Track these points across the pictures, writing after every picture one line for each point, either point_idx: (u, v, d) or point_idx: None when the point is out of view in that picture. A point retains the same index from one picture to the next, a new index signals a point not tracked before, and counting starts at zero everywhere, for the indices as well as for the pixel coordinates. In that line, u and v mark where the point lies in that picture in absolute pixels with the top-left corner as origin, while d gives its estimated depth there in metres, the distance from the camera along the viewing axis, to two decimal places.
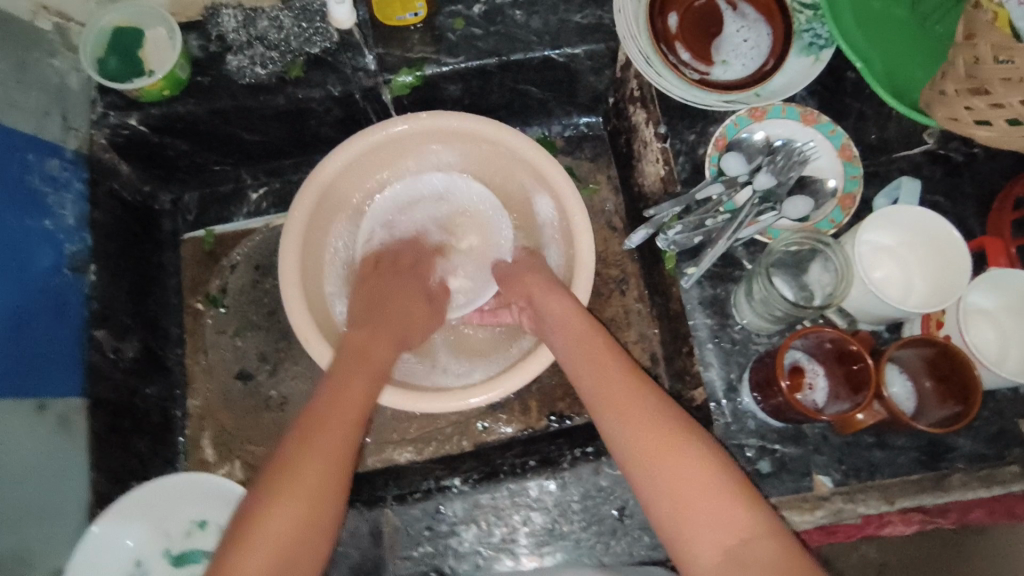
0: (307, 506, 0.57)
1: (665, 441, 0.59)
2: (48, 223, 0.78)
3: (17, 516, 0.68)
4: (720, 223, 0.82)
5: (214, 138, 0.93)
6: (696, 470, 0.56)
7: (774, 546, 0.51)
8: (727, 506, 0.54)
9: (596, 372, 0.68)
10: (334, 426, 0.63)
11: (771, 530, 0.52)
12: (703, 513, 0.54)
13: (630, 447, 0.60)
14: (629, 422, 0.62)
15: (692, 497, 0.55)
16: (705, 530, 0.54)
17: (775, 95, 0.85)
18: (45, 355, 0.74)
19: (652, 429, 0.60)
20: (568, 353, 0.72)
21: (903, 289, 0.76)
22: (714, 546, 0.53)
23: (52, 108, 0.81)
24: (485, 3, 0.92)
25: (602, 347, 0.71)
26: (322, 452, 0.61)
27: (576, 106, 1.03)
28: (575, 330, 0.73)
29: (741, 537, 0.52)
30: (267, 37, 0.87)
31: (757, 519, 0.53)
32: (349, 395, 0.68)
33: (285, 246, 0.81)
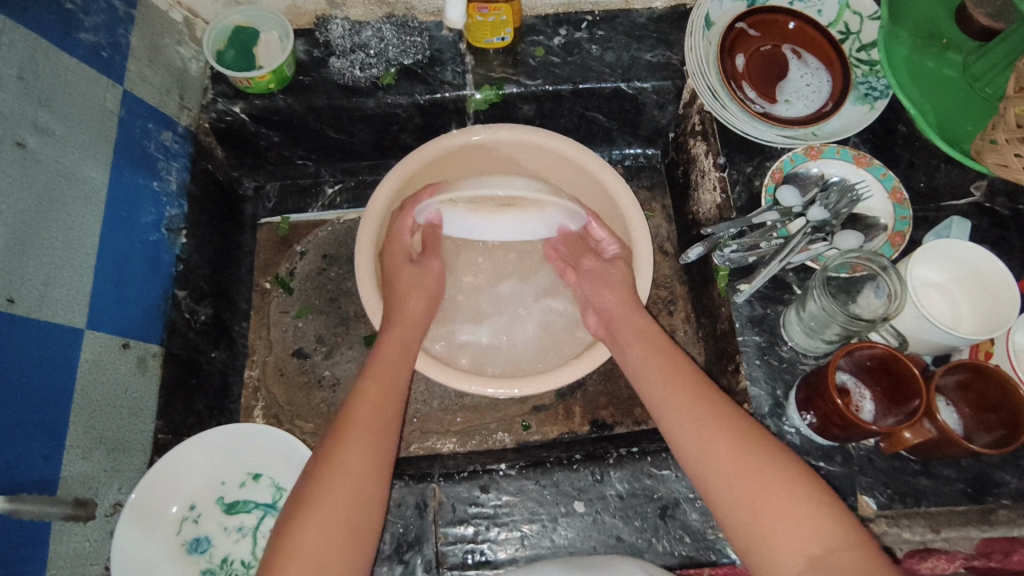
0: (342, 511, 0.61)
1: (752, 458, 0.62)
2: (155, 184, 0.85)
3: (92, 444, 0.71)
4: (773, 246, 0.87)
5: (304, 133, 1.02)
6: (771, 482, 0.60)
7: (864, 558, 0.55)
8: (810, 514, 0.57)
9: (665, 385, 0.72)
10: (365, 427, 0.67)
11: (855, 540, 0.56)
12: (789, 524, 0.57)
13: (702, 462, 0.64)
14: (701, 440, 0.65)
15: (773, 509, 0.59)
16: (784, 537, 0.57)
17: (831, 135, 0.91)
18: (136, 302, 0.80)
19: (721, 443, 0.64)
20: (645, 376, 0.74)
21: (952, 318, 0.79)
22: (796, 556, 0.56)
23: (173, 89, 0.90)
24: (565, 36, 1.01)
25: (672, 364, 0.74)
26: (359, 455, 0.65)
27: (637, 137, 1.11)
28: (669, 362, 0.74)
29: (825, 547, 0.56)
30: (369, 45, 0.98)
31: (839, 529, 0.57)
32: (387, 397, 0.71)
33: (366, 221, 0.87)
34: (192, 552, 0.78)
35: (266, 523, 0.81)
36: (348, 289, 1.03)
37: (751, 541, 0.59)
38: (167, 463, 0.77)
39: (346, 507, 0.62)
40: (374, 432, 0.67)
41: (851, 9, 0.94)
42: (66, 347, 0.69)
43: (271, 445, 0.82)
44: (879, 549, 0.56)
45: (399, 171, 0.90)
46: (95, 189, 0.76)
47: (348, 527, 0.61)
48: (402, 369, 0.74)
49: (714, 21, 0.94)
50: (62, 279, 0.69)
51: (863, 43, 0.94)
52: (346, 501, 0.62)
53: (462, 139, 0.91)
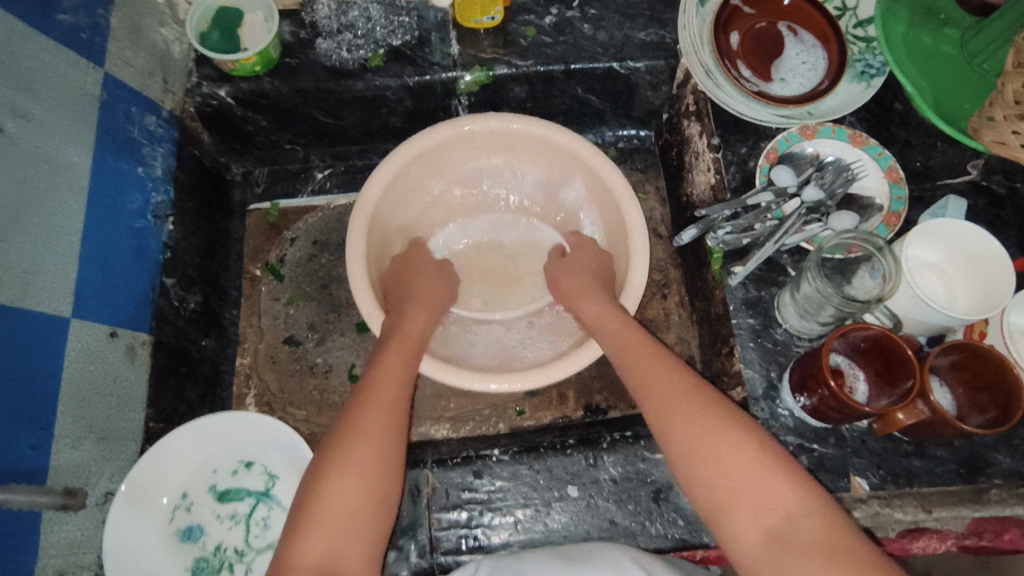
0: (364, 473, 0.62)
1: (707, 430, 0.61)
2: (140, 170, 0.84)
3: (82, 434, 0.71)
4: (767, 227, 0.86)
5: (292, 117, 1.00)
6: (737, 453, 0.59)
7: (824, 526, 0.54)
8: (772, 484, 0.57)
9: (642, 360, 0.71)
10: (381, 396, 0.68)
11: (818, 509, 0.56)
12: (750, 497, 0.57)
13: (672, 434, 0.64)
14: (672, 410, 0.65)
15: (738, 480, 0.58)
16: (749, 508, 0.57)
17: (825, 116, 0.90)
18: (123, 290, 0.78)
19: (692, 414, 0.63)
20: (622, 356, 0.74)
21: (947, 299, 0.78)
22: (757, 527, 0.56)
23: (157, 72, 0.89)
24: (556, 15, 0.99)
25: (643, 339, 0.74)
26: (373, 423, 0.66)
27: (631, 119, 1.09)
28: (638, 343, 0.73)
29: (786, 517, 0.56)
30: (356, 26, 0.96)
31: (803, 499, 0.56)
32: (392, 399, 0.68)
33: (357, 223, 0.84)
34: (184, 540, 0.78)
35: (259, 510, 0.81)
36: (339, 275, 1.02)
37: (717, 512, 0.59)
38: (156, 452, 0.76)
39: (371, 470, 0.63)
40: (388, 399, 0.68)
41: None
42: (52, 336, 0.68)
43: (263, 432, 0.82)
44: (843, 517, 0.56)
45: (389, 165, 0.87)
46: (78, 174, 0.74)
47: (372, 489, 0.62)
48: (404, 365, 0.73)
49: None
50: (46, 267, 0.68)
51: (859, 19, 0.92)
52: (370, 462, 0.63)
53: (454, 129, 0.89)
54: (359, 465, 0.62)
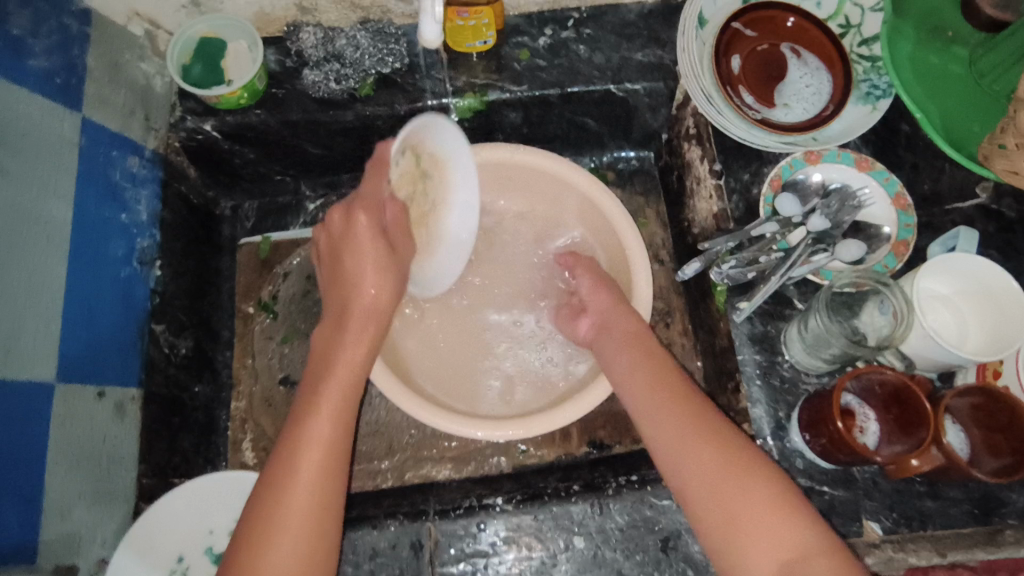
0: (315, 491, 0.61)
1: (722, 469, 0.61)
2: (124, 216, 0.81)
3: (71, 501, 0.69)
4: (773, 260, 0.83)
5: (280, 149, 0.97)
6: (749, 490, 0.60)
7: (833, 565, 0.55)
8: (783, 521, 0.57)
9: (648, 386, 0.70)
10: (333, 403, 0.65)
11: (828, 547, 0.56)
12: (761, 534, 0.57)
13: (683, 466, 0.63)
14: (682, 441, 0.65)
15: (749, 516, 0.58)
16: (761, 546, 0.57)
17: (831, 140, 0.86)
18: (111, 345, 0.76)
19: (703, 448, 0.63)
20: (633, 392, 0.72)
21: (958, 337, 0.76)
22: (769, 564, 0.56)
23: (138, 110, 0.85)
24: (550, 36, 0.96)
25: (653, 363, 0.73)
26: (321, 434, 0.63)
27: (629, 141, 1.06)
28: (655, 377, 0.71)
29: (797, 555, 0.56)
30: (344, 54, 0.91)
31: (811, 535, 0.57)
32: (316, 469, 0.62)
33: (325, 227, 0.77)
34: None
35: None
36: None
37: (726, 548, 0.59)
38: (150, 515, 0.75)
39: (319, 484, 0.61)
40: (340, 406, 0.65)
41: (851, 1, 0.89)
42: (37, 404, 0.66)
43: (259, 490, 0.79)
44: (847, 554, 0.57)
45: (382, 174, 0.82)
46: (59, 229, 0.71)
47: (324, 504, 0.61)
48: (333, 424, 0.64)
49: (708, 19, 0.88)
50: (27, 331, 0.65)
51: (863, 37, 0.88)
52: (321, 476, 0.62)
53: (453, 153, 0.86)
54: (306, 481, 0.61)
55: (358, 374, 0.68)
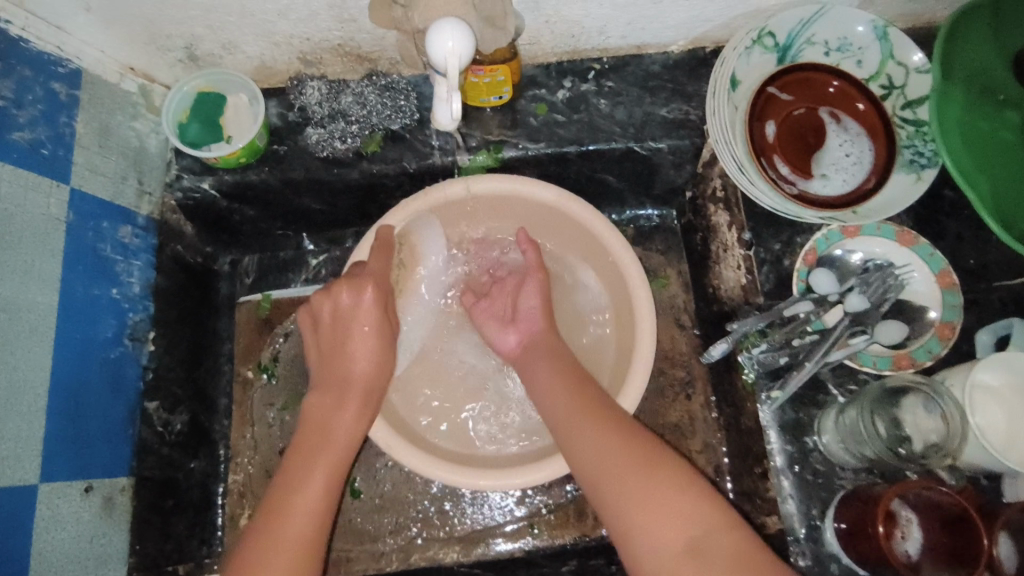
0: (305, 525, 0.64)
1: (629, 455, 0.61)
2: (114, 291, 0.76)
3: None
4: (806, 342, 0.78)
5: (281, 206, 0.92)
6: (654, 479, 0.59)
7: (733, 538, 0.56)
8: (684, 501, 0.58)
9: (557, 393, 0.70)
10: (325, 445, 0.69)
11: (727, 524, 0.56)
12: (665, 517, 0.57)
13: (590, 461, 0.63)
14: (586, 438, 0.65)
15: (653, 500, 0.58)
16: (664, 529, 0.57)
17: (875, 214, 0.79)
18: (98, 433, 0.71)
19: (609, 444, 0.63)
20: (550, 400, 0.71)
21: (1009, 439, 0.70)
22: (673, 544, 0.56)
23: (131, 173, 0.81)
24: (569, 89, 0.90)
25: (566, 366, 0.73)
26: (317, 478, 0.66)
27: (651, 197, 1.00)
28: (564, 384, 0.71)
29: (698, 532, 0.56)
30: (349, 112, 0.86)
31: (713, 513, 0.57)
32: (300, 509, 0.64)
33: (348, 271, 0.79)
34: None
35: None
36: None
37: (629, 535, 0.58)
38: None
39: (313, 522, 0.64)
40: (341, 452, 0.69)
41: (894, 60, 0.82)
42: (17, 511, 0.61)
43: None
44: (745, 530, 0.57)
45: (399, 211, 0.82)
46: (43, 315, 0.67)
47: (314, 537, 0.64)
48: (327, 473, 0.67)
49: (740, 79, 0.82)
50: (7, 432, 0.61)
51: (908, 99, 0.82)
52: (311, 512, 0.64)
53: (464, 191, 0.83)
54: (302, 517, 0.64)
55: (356, 432, 0.71)
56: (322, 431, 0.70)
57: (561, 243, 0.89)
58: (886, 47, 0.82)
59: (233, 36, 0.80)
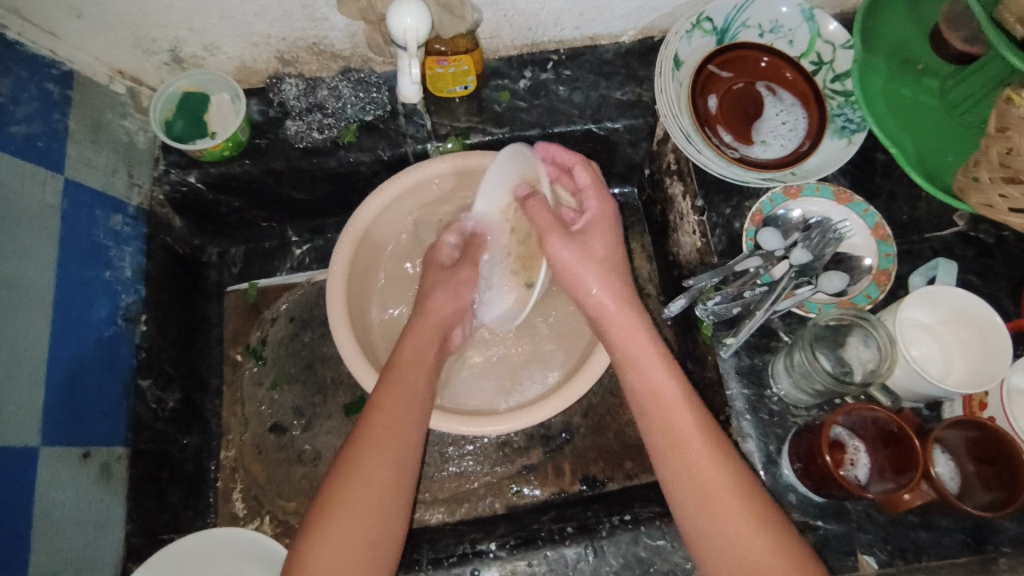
0: (364, 510, 0.63)
1: (726, 502, 0.61)
2: (108, 275, 0.81)
3: (56, 567, 0.69)
4: (757, 294, 0.84)
5: (265, 197, 0.98)
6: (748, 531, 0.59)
7: None
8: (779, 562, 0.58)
9: (657, 399, 0.68)
10: (388, 426, 0.69)
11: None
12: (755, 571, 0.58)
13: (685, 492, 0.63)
14: (684, 465, 0.64)
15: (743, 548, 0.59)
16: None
17: (810, 175, 0.88)
18: (95, 405, 0.76)
19: (708, 483, 0.62)
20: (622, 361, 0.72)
21: (942, 367, 0.77)
22: None
23: (121, 167, 0.86)
24: (530, 78, 0.97)
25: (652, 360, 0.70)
26: (379, 458, 0.66)
27: (613, 176, 1.07)
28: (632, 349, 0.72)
29: None
30: (325, 105, 0.92)
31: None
32: (390, 433, 0.68)
33: (336, 258, 0.84)
34: None
35: None
36: (324, 355, 0.99)
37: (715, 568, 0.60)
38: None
39: (371, 500, 0.64)
40: (404, 428, 0.69)
41: (822, 39, 0.91)
42: (19, 472, 0.66)
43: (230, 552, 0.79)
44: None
45: (383, 192, 0.88)
46: (41, 293, 0.71)
47: (375, 525, 0.63)
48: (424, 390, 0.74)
49: (684, 60, 0.90)
50: (8, 398, 0.65)
51: (835, 74, 0.91)
52: (373, 491, 0.64)
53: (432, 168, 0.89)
54: (355, 499, 0.63)
55: (409, 417, 0.71)
56: (385, 417, 0.69)
57: None
58: (814, 27, 0.91)
59: (214, 37, 0.86)
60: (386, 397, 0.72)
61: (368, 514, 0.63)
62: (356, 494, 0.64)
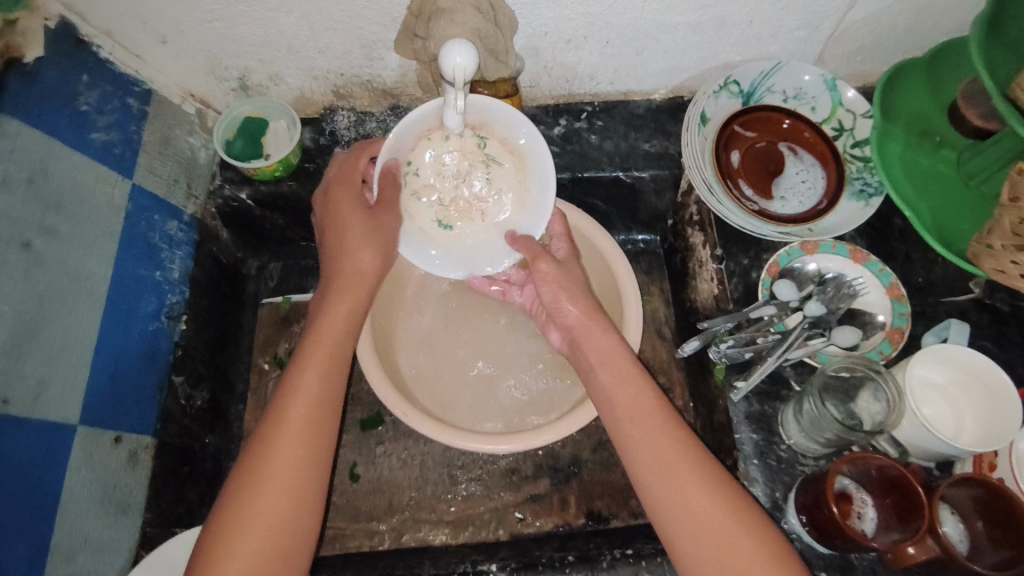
0: (277, 509, 0.62)
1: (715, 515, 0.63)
2: (158, 274, 0.87)
3: (76, 544, 0.71)
4: (770, 342, 0.86)
5: (307, 216, 1.04)
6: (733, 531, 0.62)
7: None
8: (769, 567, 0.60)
9: (636, 415, 0.69)
10: (298, 415, 0.66)
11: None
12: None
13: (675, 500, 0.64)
14: (670, 476, 0.65)
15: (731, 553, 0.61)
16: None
17: (828, 231, 0.91)
18: (131, 394, 0.80)
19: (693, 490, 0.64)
20: (604, 385, 0.73)
21: (954, 425, 0.77)
22: None
23: (183, 179, 0.94)
24: (564, 126, 1.04)
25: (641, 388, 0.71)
26: (289, 453, 0.64)
27: (636, 222, 1.12)
28: (614, 366, 0.73)
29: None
30: (373, 136, 1.02)
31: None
32: (298, 430, 0.66)
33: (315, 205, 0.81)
34: None
35: None
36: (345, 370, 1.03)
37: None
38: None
39: (286, 499, 0.63)
40: (309, 413, 0.66)
41: (843, 107, 0.96)
42: (58, 446, 0.70)
43: None
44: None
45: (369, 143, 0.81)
46: (98, 284, 0.77)
47: (294, 520, 0.63)
48: (323, 371, 0.69)
49: (710, 117, 0.95)
50: (57, 376, 0.70)
51: (856, 140, 0.95)
52: (286, 490, 0.63)
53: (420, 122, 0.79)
54: (271, 497, 0.62)
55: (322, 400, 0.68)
56: (298, 402, 0.67)
57: None
58: (836, 96, 0.96)
59: (280, 69, 0.94)
60: (297, 379, 0.68)
61: (279, 514, 0.62)
62: (264, 494, 0.62)
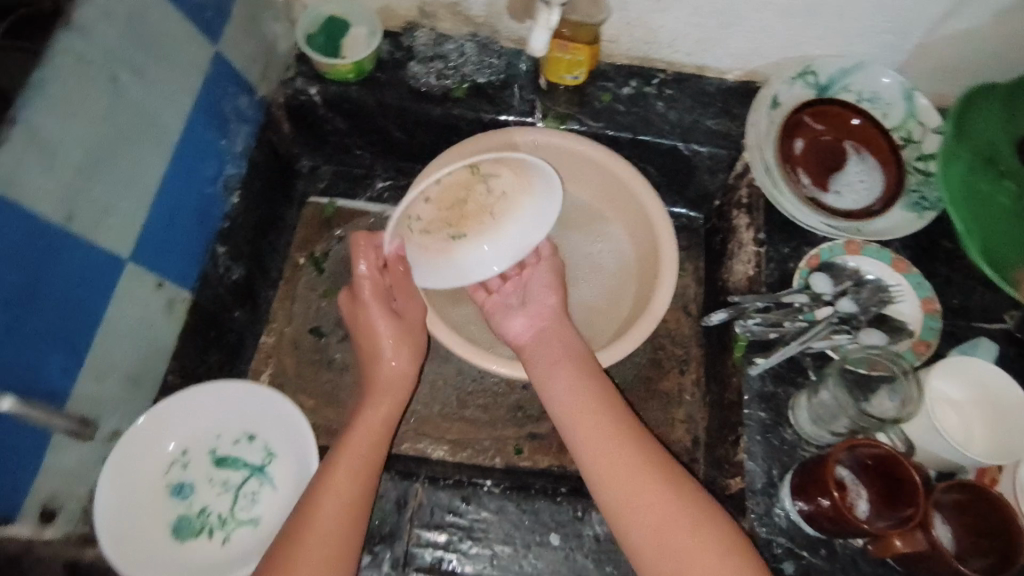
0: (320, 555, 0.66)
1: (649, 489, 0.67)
2: (222, 143, 0.90)
3: (107, 371, 0.75)
4: (796, 327, 0.87)
5: (368, 126, 1.06)
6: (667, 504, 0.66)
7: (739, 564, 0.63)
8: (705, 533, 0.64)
9: (580, 408, 0.74)
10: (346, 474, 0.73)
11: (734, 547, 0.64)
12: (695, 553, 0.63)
13: (613, 484, 0.68)
14: (609, 465, 0.69)
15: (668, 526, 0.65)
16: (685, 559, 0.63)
17: (874, 234, 0.92)
18: (179, 247, 0.83)
19: (632, 467, 0.69)
20: (569, 418, 0.75)
21: (965, 436, 0.77)
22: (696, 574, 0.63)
23: (260, 61, 0.96)
24: (633, 88, 1.05)
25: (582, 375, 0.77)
26: (333, 502, 0.70)
27: (683, 197, 1.14)
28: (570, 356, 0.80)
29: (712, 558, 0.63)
30: (448, 57, 1.03)
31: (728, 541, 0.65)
32: (346, 486, 0.72)
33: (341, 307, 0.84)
34: (174, 496, 0.83)
35: (250, 484, 0.86)
36: None
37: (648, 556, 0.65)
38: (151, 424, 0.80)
39: (328, 549, 0.67)
40: (354, 469, 0.73)
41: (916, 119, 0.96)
42: (110, 273, 0.73)
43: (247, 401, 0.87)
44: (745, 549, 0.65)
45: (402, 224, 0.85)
46: (170, 134, 0.80)
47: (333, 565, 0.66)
48: (371, 444, 0.76)
49: (781, 102, 0.97)
50: (120, 209, 0.73)
51: (921, 153, 0.95)
52: (328, 538, 0.68)
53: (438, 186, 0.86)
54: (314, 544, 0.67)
55: (369, 463, 0.74)
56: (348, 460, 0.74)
57: (607, 211, 1.01)
58: (910, 107, 0.96)
59: None
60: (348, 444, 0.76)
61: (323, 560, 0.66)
62: (309, 542, 0.67)
